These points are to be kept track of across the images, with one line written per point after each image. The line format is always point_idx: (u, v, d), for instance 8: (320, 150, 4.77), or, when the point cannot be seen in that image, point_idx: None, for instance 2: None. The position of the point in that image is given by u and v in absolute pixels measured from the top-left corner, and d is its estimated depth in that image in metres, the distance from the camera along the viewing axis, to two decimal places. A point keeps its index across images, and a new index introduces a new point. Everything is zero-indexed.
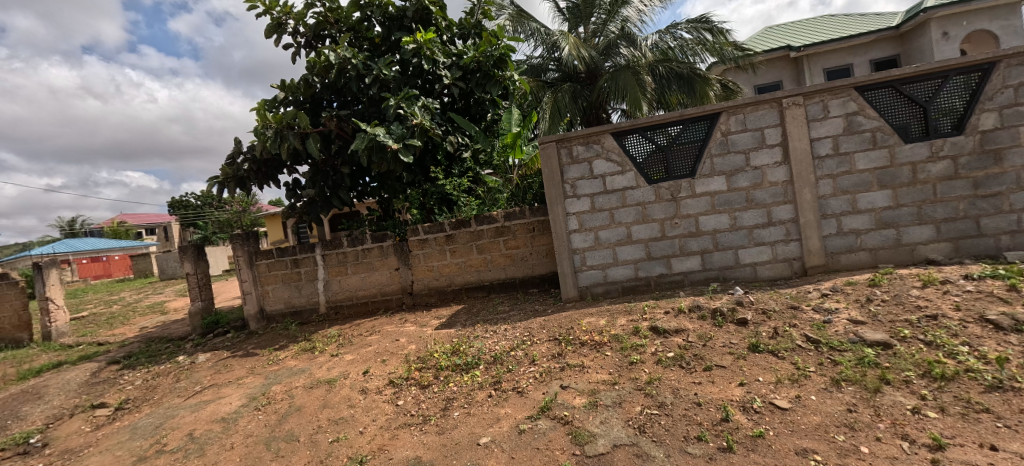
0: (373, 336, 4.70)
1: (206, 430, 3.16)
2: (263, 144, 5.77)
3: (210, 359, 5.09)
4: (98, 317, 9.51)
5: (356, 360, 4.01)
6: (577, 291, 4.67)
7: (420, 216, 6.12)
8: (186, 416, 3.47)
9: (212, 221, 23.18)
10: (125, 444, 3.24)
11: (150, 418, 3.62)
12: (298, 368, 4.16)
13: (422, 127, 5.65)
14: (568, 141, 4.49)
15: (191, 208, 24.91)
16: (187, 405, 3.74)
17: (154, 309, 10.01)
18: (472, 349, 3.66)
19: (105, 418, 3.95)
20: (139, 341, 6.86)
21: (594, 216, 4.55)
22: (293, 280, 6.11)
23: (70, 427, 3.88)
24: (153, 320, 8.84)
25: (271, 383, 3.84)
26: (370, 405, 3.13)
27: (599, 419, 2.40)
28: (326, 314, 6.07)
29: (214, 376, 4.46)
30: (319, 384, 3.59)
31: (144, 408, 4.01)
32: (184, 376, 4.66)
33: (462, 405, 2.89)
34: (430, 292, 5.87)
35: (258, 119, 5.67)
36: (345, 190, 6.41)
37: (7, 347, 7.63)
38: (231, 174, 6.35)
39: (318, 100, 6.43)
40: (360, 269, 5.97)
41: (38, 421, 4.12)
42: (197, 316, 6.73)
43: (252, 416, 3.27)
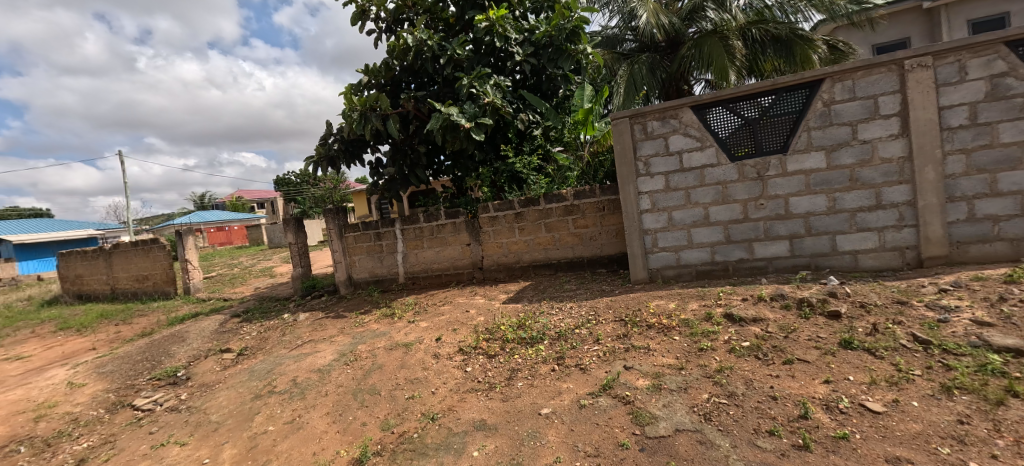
0: (445, 307, 5.02)
1: (306, 377, 3.65)
2: (351, 126, 6.27)
3: (308, 318, 5.80)
4: (223, 278, 11.21)
5: (430, 327, 4.33)
6: (647, 273, 4.53)
7: (490, 193, 6.27)
8: (290, 365, 4.03)
9: (310, 197, 25.89)
10: (245, 383, 3.87)
11: (263, 364, 4.27)
12: (380, 331, 4.59)
13: (493, 106, 5.73)
14: (643, 116, 4.28)
15: (293, 186, 28.05)
16: (291, 356, 4.34)
17: (266, 272, 11.55)
18: (538, 324, 3.76)
19: (230, 361, 4.73)
20: (254, 299, 8.00)
21: (668, 195, 4.34)
22: (376, 252, 6.66)
23: (205, 366, 4.71)
24: (265, 282, 10.21)
25: (358, 342, 4.30)
26: (441, 369, 3.38)
27: (661, 402, 2.37)
28: (405, 284, 6.56)
29: (312, 333, 5.09)
30: (398, 347, 3.94)
31: (258, 355, 4.72)
32: (289, 331, 5.37)
33: (526, 376, 3.01)
34: (499, 268, 6.06)
35: (346, 103, 6.15)
36: (421, 168, 6.76)
37: (160, 298, 9.35)
38: (324, 154, 7.01)
39: (397, 82, 6.78)
40: (435, 243, 6.32)
41: (183, 359, 5.05)
42: (298, 280, 7.66)
43: (342, 369, 3.70)
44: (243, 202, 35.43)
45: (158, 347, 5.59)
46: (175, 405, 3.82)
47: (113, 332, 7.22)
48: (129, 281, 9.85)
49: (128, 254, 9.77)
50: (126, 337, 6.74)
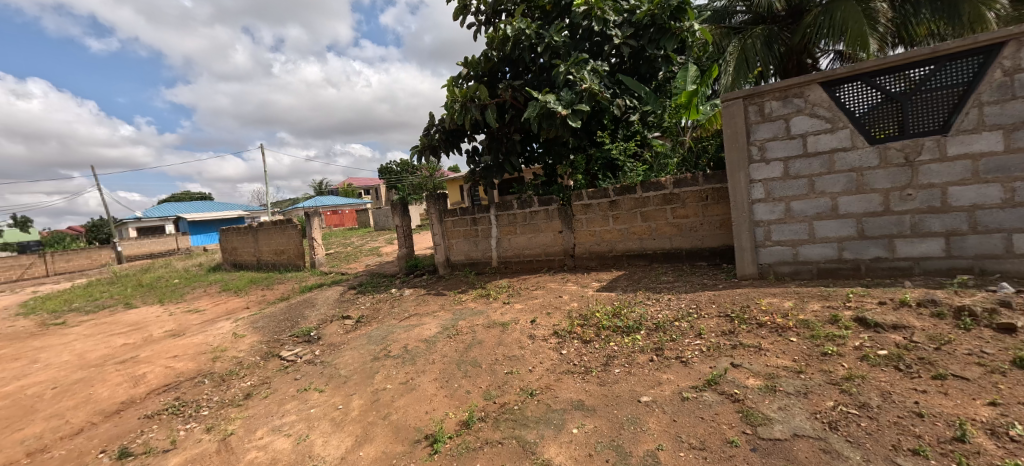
0: (539, 291, 5.17)
1: (416, 346, 4.05)
2: (452, 117, 6.65)
3: (413, 294, 6.39)
4: (340, 255, 12.76)
5: (525, 309, 4.52)
6: (757, 268, 4.18)
7: (584, 181, 6.24)
8: (401, 333, 4.50)
9: (409, 185, 28.07)
10: (365, 345, 4.42)
11: (378, 331, 4.83)
12: (478, 309, 4.91)
13: (591, 92, 5.67)
14: (760, 96, 3.91)
15: (394, 174, 30.72)
16: (401, 325, 4.85)
17: (374, 251, 12.88)
18: (634, 314, 3.71)
19: (351, 326, 5.44)
20: (366, 275, 9.00)
21: (787, 184, 3.93)
22: (473, 236, 7.05)
23: (331, 328, 5.46)
24: (374, 260, 11.40)
25: (458, 318, 4.65)
26: (538, 349, 3.52)
27: (776, 404, 2.22)
28: (498, 268, 6.87)
29: (417, 307, 5.61)
30: (495, 325, 4.17)
31: (373, 323, 5.35)
32: (397, 304, 5.98)
33: (623, 364, 3.01)
34: (591, 256, 6.04)
35: (448, 95, 6.52)
36: (516, 156, 6.96)
37: (293, 269, 10.96)
38: (427, 143, 7.56)
39: (494, 72, 7.00)
40: (528, 230, 6.49)
41: (315, 321, 5.92)
42: (403, 259, 8.43)
43: (446, 341, 4.03)
44: (353, 189, 39.69)
45: (295, 310, 6.61)
46: (312, 358, 4.51)
47: (260, 295, 8.68)
48: (270, 253, 11.68)
49: (270, 231, 11.57)
50: (270, 300, 8.07)
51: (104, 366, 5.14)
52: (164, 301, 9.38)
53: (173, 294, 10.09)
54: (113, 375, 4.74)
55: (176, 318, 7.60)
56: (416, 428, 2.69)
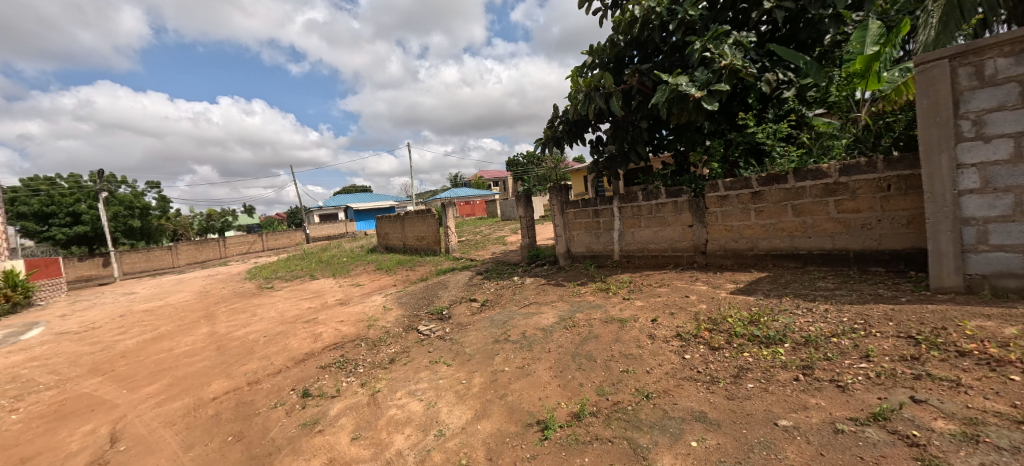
0: (662, 288, 4.86)
1: (533, 333, 4.19)
2: (576, 107, 6.60)
3: (533, 283, 6.61)
4: (471, 242, 13.85)
5: (646, 307, 4.30)
6: (963, 280, 3.22)
7: (721, 170, 5.60)
8: (520, 320, 4.70)
9: (534, 176, 28.87)
10: (488, 328, 4.74)
11: (500, 315, 5.14)
12: (596, 303, 4.84)
13: (732, 69, 5.03)
14: (978, 52, 2.97)
15: (521, 166, 32.00)
16: (521, 312, 5.07)
17: (501, 240, 13.63)
18: (776, 323, 3.23)
19: (477, 308, 5.89)
20: (492, 262, 9.60)
21: (1018, 169, 2.94)
22: (594, 228, 6.94)
23: (460, 309, 6.00)
24: (500, 248, 12.08)
25: (576, 310, 4.66)
26: (658, 350, 3.32)
27: (978, 459, 1.70)
28: (620, 262, 6.64)
29: (536, 295, 5.80)
30: (613, 321, 4.06)
31: (496, 307, 5.72)
32: (518, 291, 6.27)
33: (759, 379, 2.65)
34: (726, 254, 5.43)
35: (572, 86, 6.48)
36: (642, 144, 6.58)
37: (432, 254, 12.28)
38: (550, 135, 7.66)
39: (620, 57, 6.70)
40: (654, 223, 6.12)
41: (447, 301, 6.58)
42: (525, 249, 8.75)
43: (562, 332, 4.09)
44: (484, 181, 42.50)
45: (431, 290, 7.44)
46: (443, 334, 5.03)
47: (405, 275, 9.98)
48: (414, 239, 13.29)
49: (414, 219, 13.15)
50: (412, 279, 9.22)
51: (296, 323, 6.55)
52: (337, 275, 11.48)
53: (343, 269, 12.27)
54: (300, 331, 6.01)
55: (344, 290, 9.25)
56: (529, 412, 2.80)
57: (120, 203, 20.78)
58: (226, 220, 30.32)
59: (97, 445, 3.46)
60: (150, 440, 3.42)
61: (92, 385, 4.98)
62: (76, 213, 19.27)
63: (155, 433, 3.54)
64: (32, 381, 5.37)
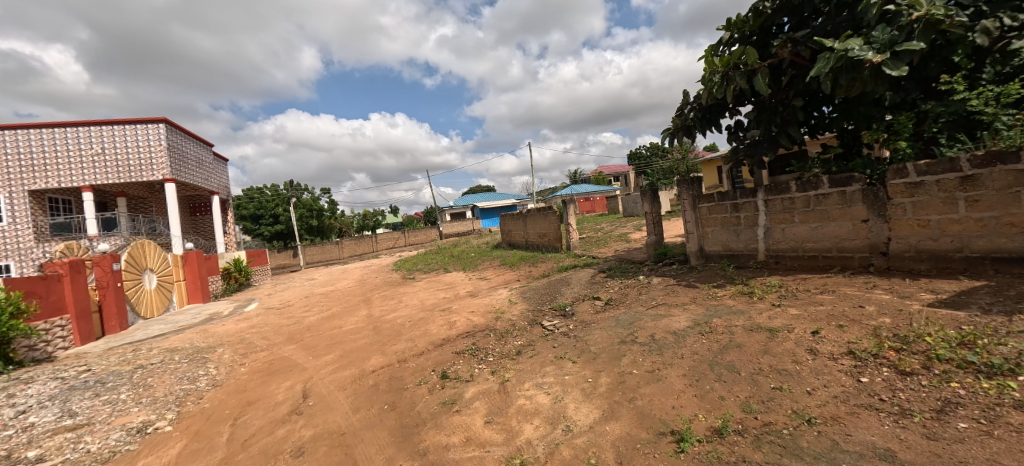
0: (825, 296, 4.11)
1: (663, 336, 3.94)
2: (710, 91, 5.97)
3: (661, 283, 6.21)
4: (591, 239, 13.64)
5: (803, 316, 3.68)
6: None
7: (910, 150, 4.51)
8: (648, 322, 4.46)
9: (659, 169, 27.11)
10: (613, 328, 4.61)
11: (625, 315, 4.95)
12: (737, 308, 4.33)
13: (929, 21, 3.99)
14: None
15: (643, 159, 30.43)
16: (648, 313, 4.81)
17: (623, 237, 13.12)
18: (1001, 347, 2.52)
19: (601, 307, 5.77)
20: (614, 259, 9.30)
21: None
22: (733, 225, 6.21)
23: (583, 307, 5.96)
24: (622, 245, 11.65)
25: (712, 315, 4.23)
26: (821, 369, 2.82)
27: None
28: (766, 263, 5.81)
29: (665, 296, 5.44)
30: (760, 329, 3.58)
31: (621, 307, 5.53)
32: (644, 291, 5.97)
33: (978, 419, 2.06)
34: (919, 256, 4.34)
35: (706, 67, 5.87)
36: (796, 126, 5.65)
37: (553, 250, 12.46)
38: (680, 124, 7.06)
39: (766, 28, 5.85)
40: (812, 218, 5.21)
41: (569, 298, 6.60)
42: (651, 247, 8.27)
43: (697, 338, 3.75)
44: (603, 176, 41.50)
45: (554, 286, 7.54)
46: (566, 331, 5.06)
47: (528, 271, 10.33)
48: (535, 236, 13.66)
49: (535, 217, 13.52)
50: (535, 275, 9.49)
51: (434, 311, 7.31)
52: (466, 269, 12.47)
53: (471, 264, 13.27)
54: (438, 318, 6.67)
55: (473, 283, 9.99)
56: (662, 421, 2.64)
57: (304, 207, 25.92)
58: (377, 219, 35.41)
59: (294, 398, 4.35)
60: (329, 400, 4.17)
61: (290, 351, 6.29)
62: (276, 215, 24.62)
63: (332, 394, 4.30)
64: (253, 344, 7.01)
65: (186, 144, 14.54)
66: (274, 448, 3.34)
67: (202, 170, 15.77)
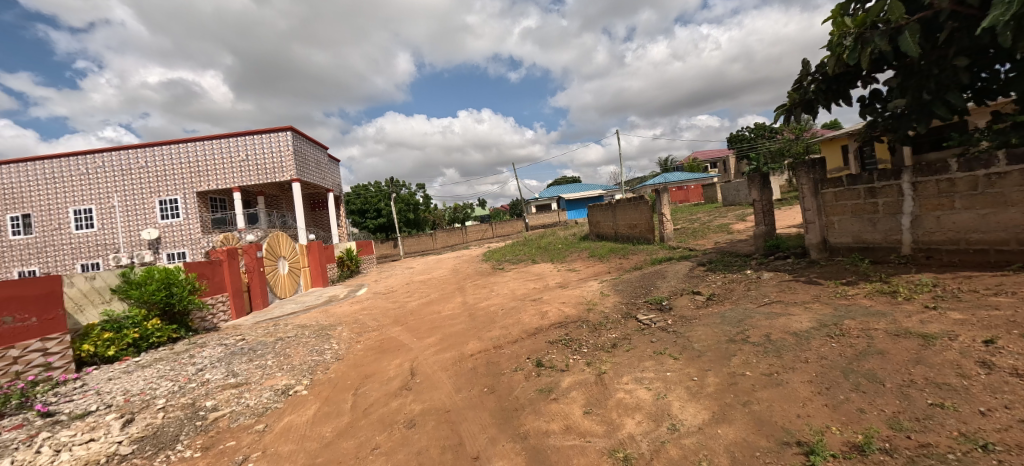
0: (1002, 298, 3.36)
1: (781, 337, 3.56)
2: (838, 57, 5.16)
3: (774, 278, 5.61)
4: (687, 230, 12.77)
5: (970, 322, 3.05)
6: None
7: None
8: (761, 320, 4.06)
9: (765, 153, 24.35)
10: (719, 325, 4.28)
11: (733, 312, 4.57)
12: (875, 309, 3.74)
13: None
14: None
15: (746, 142, 27.61)
16: (761, 311, 4.38)
17: (724, 228, 12.06)
18: None
19: (703, 302, 5.39)
20: (716, 252, 8.60)
21: None
22: (868, 213, 5.34)
23: (683, 301, 5.63)
24: (724, 237, 10.72)
25: (843, 316, 3.71)
26: (1000, 387, 2.32)
27: None
28: (913, 257, 4.91)
29: (780, 293, 4.91)
30: (909, 335, 3.05)
31: (727, 303, 5.11)
32: (754, 287, 5.45)
33: None
34: None
35: (834, 30, 5.08)
36: (958, 91, 4.64)
37: (644, 242, 11.93)
38: (797, 99, 6.22)
39: None
40: (979, 204, 4.33)
41: (666, 292, 6.28)
42: (761, 238, 7.48)
43: (824, 341, 3.31)
44: (699, 162, 38.49)
45: (648, 279, 7.22)
46: (665, 326, 4.82)
47: (619, 263, 10.04)
48: (625, 227, 13.21)
49: (625, 207, 13.07)
50: (626, 268, 9.19)
51: (526, 301, 7.49)
52: (554, 261, 12.52)
53: (559, 255, 13.28)
54: (530, 308, 6.80)
55: (562, 274, 10.01)
56: (785, 429, 2.39)
57: (403, 202, 28.17)
58: (467, 212, 37.18)
59: (404, 375, 4.79)
60: (434, 379, 4.51)
61: (398, 332, 6.93)
62: (379, 210, 27.12)
63: (436, 374, 4.64)
64: (365, 324, 7.84)
65: (308, 148, 16.65)
66: (389, 418, 3.71)
67: (320, 171, 17.94)
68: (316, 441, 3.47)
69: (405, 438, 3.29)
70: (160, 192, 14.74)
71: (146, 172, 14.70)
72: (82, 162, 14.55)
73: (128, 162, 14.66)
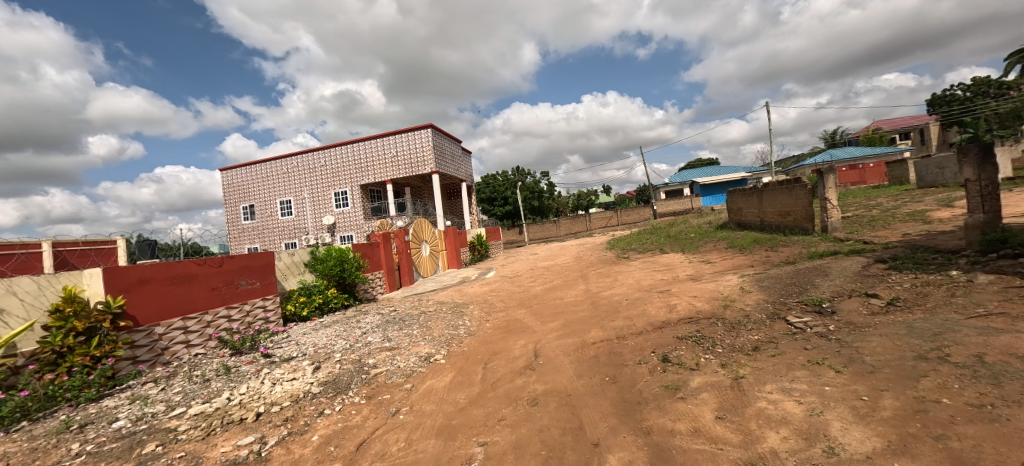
0: None
1: (1001, 361, 2.74)
2: None
3: (996, 283, 4.29)
4: (862, 219, 10.50)
5: None
6: None
7: None
8: (970, 337, 3.18)
9: (989, 116, 18.41)
10: (903, 337, 3.47)
11: (926, 323, 3.65)
12: None
13: None
14: None
15: (958, 105, 21.28)
16: (971, 325, 3.41)
17: (917, 216, 9.58)
18: None
19: (880, 308, 4.42)
20: (904, 246, 6.91)
21: None
22: None
23: (851, 305, 4.69)
24: (916, 227, 8.53)
25: None
26: None
27: None
28: None
29: (1005, 304, 3.74)
30: None
31: (918, 311, 4.10)
32: (962, 294, 4.25)
33: None
34: None
35: None
36: None
37: (800, 233, 10.22)
38: None
39: None
40: None
41: (827, 292, 5.31)
42: (976, 230, 5.75)
43: None
44: (881, 134, 31.03)
45: (803, 276, 6.19)
46: (825, 332, 4.10)
47: (765, 256, 8.81)
48: (775, 215, 11.50)
49: (775, 192, 11.35)
50: (775, 262, 8.03)
51: (651, 293, 7.14)
52: (686, 251, 11.60)
53: (692, 245, 12.25)
54: (656, 300, 6.48)
55: (694, 266, 9.22)
56: None
57: (528, 190, 29.14)
58: (590, 199, 36.85)
59: (528, 356, 5.04)
60: (556, 362, 4.64)
61: (523, 314, 7.29)
62: (507, 198, 28.56)
63: (559, 358, 4.76)
64: (494, 305, 8.43)
65: (445, 142, 18.37)
66: (515, 394, 3.97)
67: (455, 163, 19.63)
68: (452, 405, 3.90)
69: (528, 414, 3.49)
70: (335, 186, 17.94)
71: (325, 169, 18.03)
72: (284, 163, 18.55)
73: (314, 162, 18.17)
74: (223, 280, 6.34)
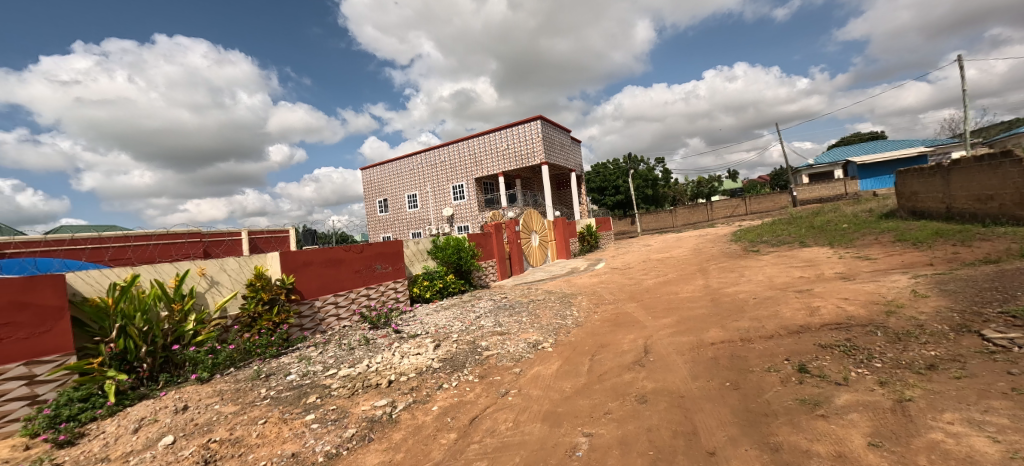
0: None
1: None
2: None
3: None
4: None
5: None
6: None
7: None
8: None
9: None
10: None
11: None
12: None
13: None
14: None
15: None
16: None
17: None
18: None
19: None
20: None
21: None
22: None
23: None
24: None
25: None
26: None
27: None
28: None
29: None
30: None
31: None
32: None
33: None
34: None
35: None
36: None
37: (1010, 223, 7.88)
38: None
39: None
40: None
41: None
42: None
43: None
44: None
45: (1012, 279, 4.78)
46: None
47: (951, 252, 7.02)
48: (969, 200, 9.05)
49: (970, 171, 8.91)
50: (966, 260, 6.34)
51: (786, 292, 6.25)
52: (834, 244, 9.84)
53: (843, 238, 10.34)
54: (793, 300, 5.64)
55: (846, 262, 7.79)
56: None
57: (641, 178, 27.70)
58: (713, 186, 33.51)
59: (637, 351, 4.86)
60: (668, 361, 4.38)
61: (633, 308, 7.02)
62: (618, 187, 27.55)
63: (671, 356, 4.49)
64: (603, 297, 8.28)
65: (554, 133, 18.45)
66: (622, 388, 3.86)
67: (564, 153, 19.59)
68: (558, 393, 3.98)
69: (636, 411, 3.37)
70: (453, 179, 19.38)
71: (445, 164, 19.58)
72: (411, 161, 20.64)
73: (435, 158, 19.86)
74: (364, 264, 7.38)
